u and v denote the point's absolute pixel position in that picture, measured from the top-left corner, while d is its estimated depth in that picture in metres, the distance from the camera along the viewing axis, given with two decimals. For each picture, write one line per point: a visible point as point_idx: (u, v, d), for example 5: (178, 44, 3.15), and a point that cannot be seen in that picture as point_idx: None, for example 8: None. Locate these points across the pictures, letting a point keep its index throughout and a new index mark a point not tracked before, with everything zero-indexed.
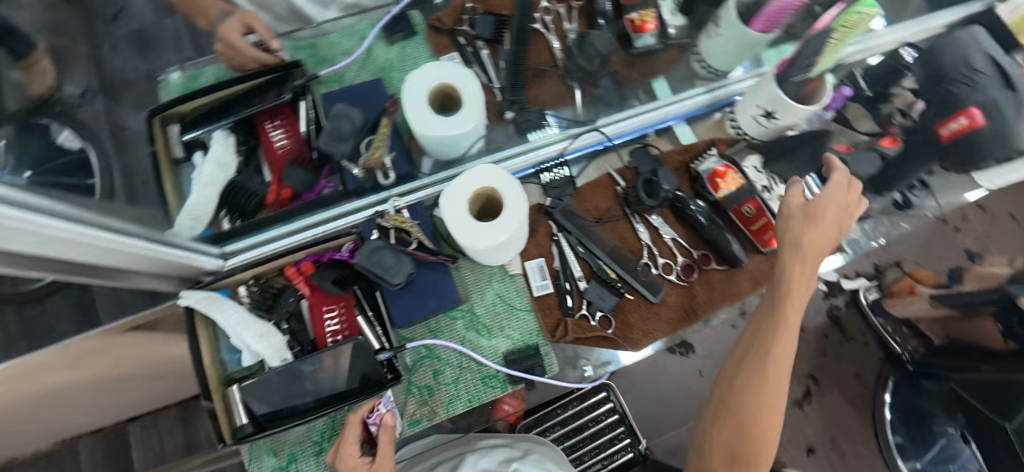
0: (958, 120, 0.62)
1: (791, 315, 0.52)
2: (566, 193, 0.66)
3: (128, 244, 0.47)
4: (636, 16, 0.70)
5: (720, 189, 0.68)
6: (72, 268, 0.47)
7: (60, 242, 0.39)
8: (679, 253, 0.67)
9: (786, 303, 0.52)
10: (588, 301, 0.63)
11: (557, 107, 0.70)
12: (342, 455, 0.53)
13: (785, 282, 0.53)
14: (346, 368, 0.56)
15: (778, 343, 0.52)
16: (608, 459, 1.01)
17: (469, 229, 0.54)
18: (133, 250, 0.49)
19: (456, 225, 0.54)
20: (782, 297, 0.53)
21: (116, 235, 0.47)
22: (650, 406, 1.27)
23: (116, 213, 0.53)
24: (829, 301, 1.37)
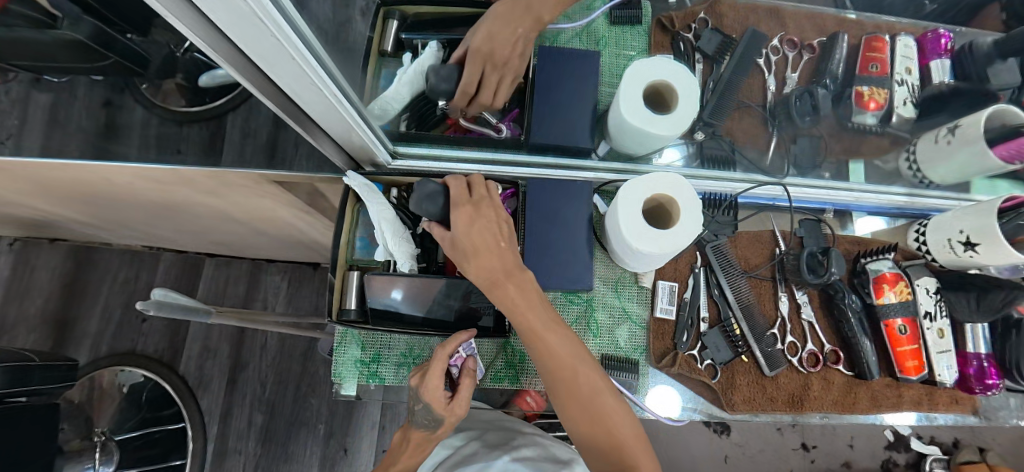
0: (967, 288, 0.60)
1: (480, 273, 0.50)
2: (723, 232, 0.65)
3: (343, 108, 0.49)
4: (866, 90, 0.67)
5: (883, 295, 0.63)
6: (290, 108, 0.49)
7: (280, 57, 0.38)
8: (811, 339, 0.64)
9: (466, 264, 0.51)
10: (702, 345, 0.62)
11: (747, 148, 0.69)
12: (427, 384, 0.54)
13: (462, 245, 0.50)
14: (466, 302, 0.58)
15: (505, 305, 0.51)
16: None
17: (637, 225, 0.53)
18: (337, 108, 0.49)
19: (624, 219, 0.54)
20: (460, 256, 0.51)
21: (343, 98, 0.49)
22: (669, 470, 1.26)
23: (350, 72, 0.56)
24: (887, 453, 1.32)
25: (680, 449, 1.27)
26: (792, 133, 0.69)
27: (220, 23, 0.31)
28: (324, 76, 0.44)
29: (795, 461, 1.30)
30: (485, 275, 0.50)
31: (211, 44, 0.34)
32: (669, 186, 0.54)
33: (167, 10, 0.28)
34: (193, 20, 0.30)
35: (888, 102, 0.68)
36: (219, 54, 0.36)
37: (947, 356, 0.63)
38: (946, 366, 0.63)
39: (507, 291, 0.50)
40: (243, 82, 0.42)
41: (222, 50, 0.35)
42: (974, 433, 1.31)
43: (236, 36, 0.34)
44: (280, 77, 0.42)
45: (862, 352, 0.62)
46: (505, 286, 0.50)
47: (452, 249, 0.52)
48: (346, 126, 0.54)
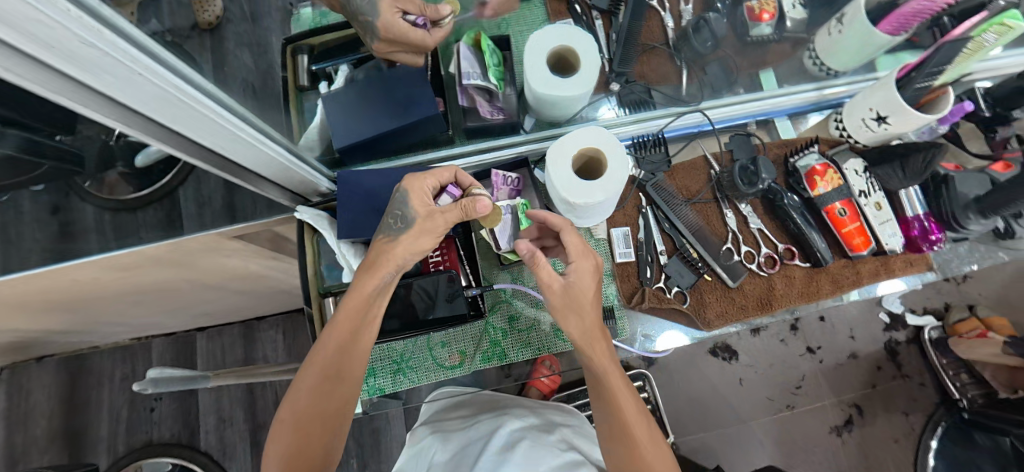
0: (822, 182, 0.66)
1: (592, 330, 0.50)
2: (659, 169, 0.69)
3: (270, 149, 0.51)
4: (755, 4, 0.70)
5: (816, 187, 0.67)
6: (220, 163, 0.48)
7: (187, 114, 0.38)
8: (763, 244, 0.67)
9: (576, 318, 0.49)
10: (666, 275, 0.65)
11: (662, 85, 0.73)
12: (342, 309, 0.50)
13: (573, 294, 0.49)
14: (435, 298, 0.60)
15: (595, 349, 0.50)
16: None
17: (579, 190, 0.56)
18: (269, 154, 0.52)
19: (568, 191, 0.56)
20: (572, 310, 0.49)
21: (268, 139, 0.52)
22: (686, 404, 1.33)
23: (265, 116, 0.58)
24: (888, 334, 1.37)
25: (696, 384, 1.34)
26: (700, 63, 0.72)
27: (103, 88, 0.31)
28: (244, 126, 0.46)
29: (805, 365, 1.36)
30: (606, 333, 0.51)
31: (126, 122, 0.36)
32: (606, 146, 0.57)
33: (69, 97, 0.30)
34: (75, 92, 0.30)
35: (778, 9, 0.71)
36: (127, 124, 0.36)
37: (890, 225, 0.67)
38: (890, 235, 0.67)
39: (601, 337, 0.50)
40: (163, 149, 0.41)
41: (128, 120, 0.35)
42: (961, 294, 1.37)
43: (126, 100, 0.33)
44: (199, 135, 0.42)
45: (812, 243, 0.65)
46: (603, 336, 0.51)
47: (562, 296, 0.50)
48: (280, 166, 0.56)
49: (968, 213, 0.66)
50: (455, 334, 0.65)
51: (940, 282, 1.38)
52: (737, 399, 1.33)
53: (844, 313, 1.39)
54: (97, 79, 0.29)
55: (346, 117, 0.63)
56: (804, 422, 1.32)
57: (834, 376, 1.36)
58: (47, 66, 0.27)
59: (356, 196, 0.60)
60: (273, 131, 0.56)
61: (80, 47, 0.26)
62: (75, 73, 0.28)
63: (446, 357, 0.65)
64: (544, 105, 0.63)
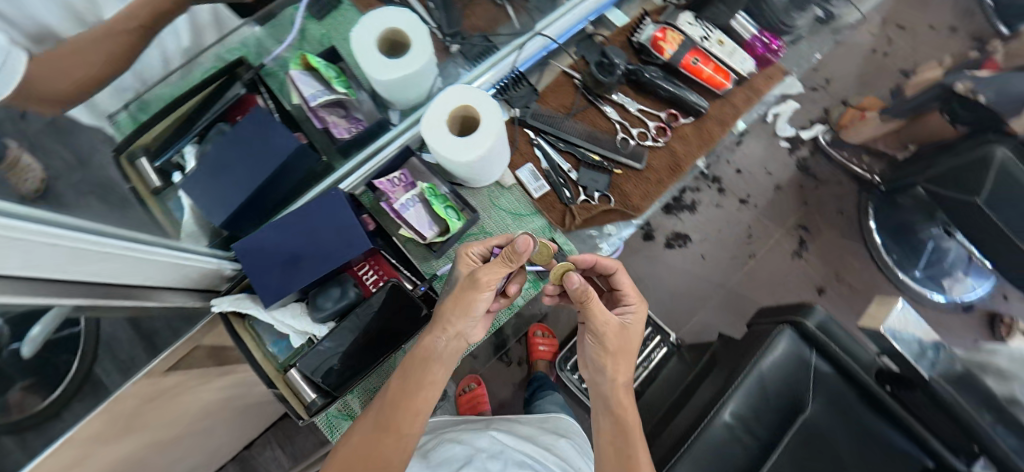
0: (668, 44, 0.71)
1: (624, 358, 0.60)
2: (531, 100, 0.72)
3: (150, 252, 0.49)
4: None
5: (665, 51, 0.71)
6: (87, 287, 0.45)
7: (51, 250, 0.37)
8: (648, 119, 0.71)
9: (612, 348, 0.58)
10: (583, 186, 0.68)
11: (496, 30, 0.73)
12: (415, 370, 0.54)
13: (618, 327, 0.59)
14: (389, 313, 0.60)
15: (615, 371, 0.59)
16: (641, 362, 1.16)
17: (464, 147, 0.58)
18: (151, 258, 0.50)
19: (458, 152, 0.57)
20: (614, 339, 0.58)
21: (144, 244, 0.50)
22: (672, 299, 1.40)
23: (129, 219, 0.55)
24: (795, 155, 1.51)
25: (672, 278, 1.42)
26: None
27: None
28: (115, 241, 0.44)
29: (748, 214, 1.47)
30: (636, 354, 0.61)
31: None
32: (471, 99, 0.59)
33: None
34: None
35: None
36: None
37: (737, 54, 0.74)
38: (741, 62, 0.74)
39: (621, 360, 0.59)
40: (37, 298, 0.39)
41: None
42: (833, 94, 1.55)
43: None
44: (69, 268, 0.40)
45: (686, 98, 0.71)
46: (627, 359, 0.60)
47: (607, 327, 0.58)
48: (167, 265, 0.54)
49: (790, 14, 0.77)
50: None
51: (812, 93, 1.55)
52: (710, 273, 1.42)
53: (756, 158, 1.50)
54: None
55: (210, 190, 0.59)
56: (770, 261, 1.44)
57: (773, 211, 1.47)
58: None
59: (266, 259, 0.58)
60: (144, 234, 0.53)
61: None
62: None
63: None
64: (399, 89, 0.63)
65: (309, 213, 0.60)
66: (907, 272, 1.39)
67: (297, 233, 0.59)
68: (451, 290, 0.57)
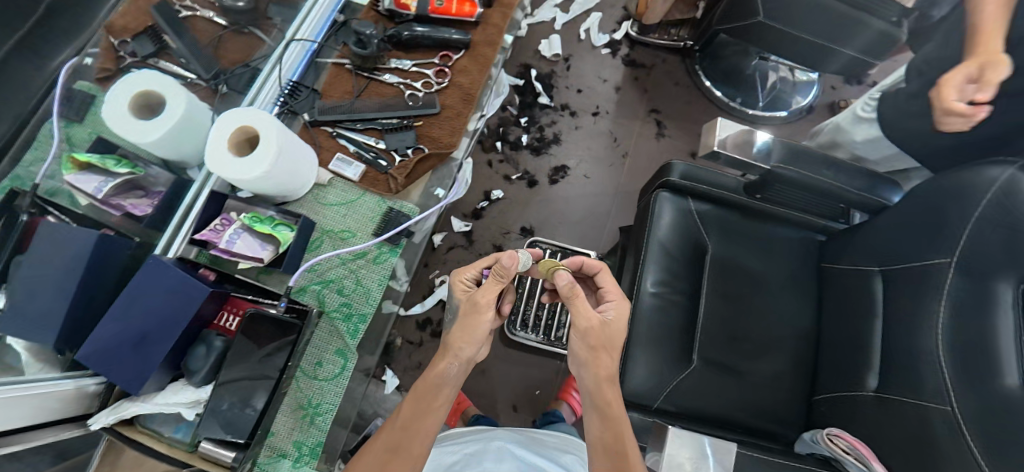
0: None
1: (613, 354, 0.70)
2: (314, 101, 0.74)
3: None
4: None
5: (408, 6, 0.76)
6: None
7: None
8: (425, 68, 0.76)
9: (602, 351, 0.69)
10: (394, 149, 0.73)
11: (252, 55, 0.83)
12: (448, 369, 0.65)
13: (608, 328, 0.70)
14: (266, 340, 0.61)
15: (602, 373, 0.68)
16: None
17: (253, 162, 0.61)
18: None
19: (250, 169, 0.61)
20: (602, 342, 0.69)
21: None
22: (579, 224, 1.53)
23: None
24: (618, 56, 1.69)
25: (572, 206, 1.54)
26: None
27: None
28: None
29: (604, 123, 1.62)
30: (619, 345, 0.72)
31: None
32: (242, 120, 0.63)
33: None
34: None
35: None
36: None
37: None
38: None
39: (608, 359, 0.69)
40: None
41: None
42: None
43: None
44: None
45: (448, 35, 0.76)
46: (610, 357, 0.70)
47: (594, 329, 0.69)
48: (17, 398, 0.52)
49: None
50: (317, 347, 0.67)
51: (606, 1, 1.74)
52: (600, 187, 1.56)
53: (586, 72, 1.66)
54: None
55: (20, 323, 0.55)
56: (642, 151, 1.61)
57: (625, 111, 1.64)
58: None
59: (120, 352, 0.57)
60: None
61: None
62: None
63: (330, 369, 0.66)
64: (173, 149, 0.67)
65: (142, 290, 0.59)
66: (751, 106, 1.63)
67: (138, 314, 0.58)
68: (455, 315, 0.69)
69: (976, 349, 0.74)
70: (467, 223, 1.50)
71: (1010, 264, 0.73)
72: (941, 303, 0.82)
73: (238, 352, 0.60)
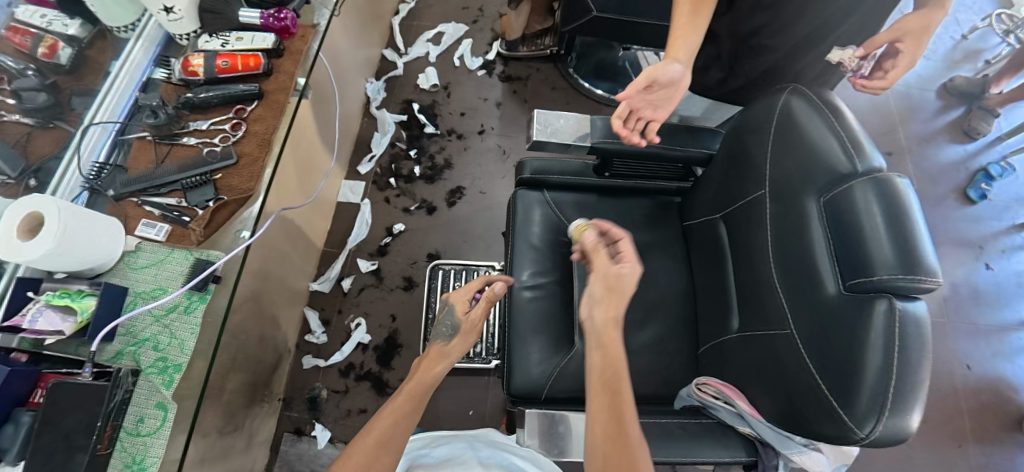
0: (194, 61, 0.82)
1: (602, 323, 0.78)
2: (118, 177, 0.78)
3: None
4: (42, 48, 0.84)
5: (196, 71, 0.82)
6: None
7: None
8: (221, 123, 0.82)
9: (609, 307, 0.78)
10: (195, 204, 0.77)
11: (61, 143, 0.81)
12: (454, 350, 0.87)
13: (623, 262, 0.80)
14: (73, 409, 0.61)
15: (602, 351, 0.76)
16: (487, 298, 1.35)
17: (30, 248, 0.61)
18: None
19: (30, 252, 0.61)
20: (625, 273, 0.80)
21: None
22: (485, 242, 1.47)
23: None
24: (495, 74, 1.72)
25: None
26: (66, 106, 0.84)
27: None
28: None
29: None
30: (603, 318, 0.78)
31: None
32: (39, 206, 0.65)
33: None
34: None
35: (60, 36, 0.86)
36: None
37: (257, 36, 0.85)
38: (262, 37, 0.85)
39: (605, 344, 0.76)
40: None
41: None
42: None
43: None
44: None
45: (237, 93, 0.82)
46: (605, 344, 0.76)
47: (603, 279, 0.80)
48: None
49: None
50: (137, 404, 0.68)
51: None
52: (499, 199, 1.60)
53: (467, 96, 1.68)
54: None
55: None
56: None
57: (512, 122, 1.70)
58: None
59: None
60: None
61: None
62: None
63: (151, 423, 0.68)
64: None
65: None
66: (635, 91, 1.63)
67: None
68: (456, 328, 0.89)
69: (803, 268, 0.75)
70: (374, 261, 1.43)
71: (806, 180, 0.76)
72: (767, 231, 0.84)
73: (47, 420, 0.60)
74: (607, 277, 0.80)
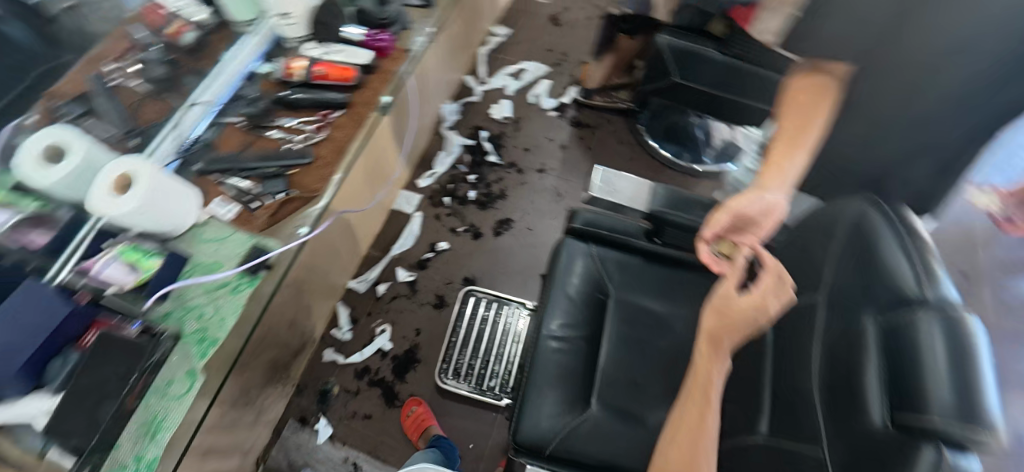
0: (295, 65, 0.89)
1: (696, 380, 0.70)
2: (206, 153, 0.85)
3: None
4: (170, 29, 0.94)
5: (295, 73, 0.88)
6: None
7: None
8: (307, 124, 0.87)
9: (704, 369, 0.69)
10: (267, 193, 0.82)
11: (167, 114, 0.89)
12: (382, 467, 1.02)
13: (722, 310, 0.68)
14: (117, 357, 0.65)
15: (692, 391, 0.71)
16: (514, 336, 1.35)
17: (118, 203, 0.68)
18: None
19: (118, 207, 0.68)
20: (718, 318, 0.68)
21: None
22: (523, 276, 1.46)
23: None
24: (565, 118, 1.70)
25: None
26: (179, 82, 0.93)
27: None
28: None
29: None
30: (702, 369, 0.70)
31: None
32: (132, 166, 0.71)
33: None
34: None
35: (190, 22, 0.96)
36: None
37: (354, 51, 0.91)
38: (359, 54, 0.91)
39: (697, 389, 0.70)
40: None
41: None
42: None
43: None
44: None
45: (328, 99, 0.88)
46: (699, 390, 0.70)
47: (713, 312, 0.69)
48: None
49: None
50: (170, 367, 0.71)
51: None
52: None
53: (534, 134, 1.66)
54: None
55: None
56: None
57: None
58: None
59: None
60: None
61: None
62: None
63: (180, 387, 0.71)
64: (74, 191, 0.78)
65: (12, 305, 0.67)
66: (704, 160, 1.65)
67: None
68: None
69: (851, 389, 0.57)
70: (412, 273, 1.46)
71: (867, 296, 0.59)
72: (814, 342, 0.70)
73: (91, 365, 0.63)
74: (713, 312, 0.69)
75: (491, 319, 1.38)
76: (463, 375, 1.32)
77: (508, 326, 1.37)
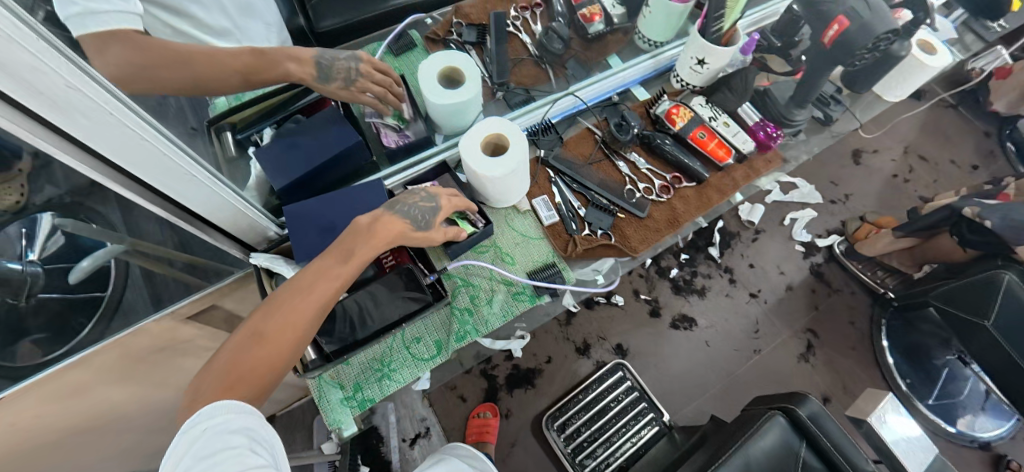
0: (676, 113, 0.83)
1: None
2: (556, 146, 0.84)
3: (221, 190, 0.61)
4: (585, 10, 0.88)
5: (676, 123, 0.82)
6: (172, 206, 0.59)
7: (138, 146, 0.48)
8: (655, 177, 0.82)
9: None
10: (588, 222, 0.78)
11: (538, 86, 0.89)
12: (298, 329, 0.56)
13: None
14: (398, 293, 0.66)
15: None
16: (636, 436, 1.31)
17: (486, 162, 0.68)
18: (214, 188, 0.60)
19: (486, 166, 0.68)
20: None
21: (217, 178, 0.61)
22: (669, 385, 1.43)
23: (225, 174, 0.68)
24: (809, 260, 1.60)
25: (675, 358, 1.46)
26: (560, 61, 0.90)
27: (56, 125, 0.41)
28: (193, 163, 0.55)
29: (755, 310, 1.53)
30: None
31: (81, 158, 0.46)
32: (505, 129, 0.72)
33: (34, 134, 0.41)
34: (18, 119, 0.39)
35: (603, 11, 0.89)
36: (75, 158, 0.45)
37: (741, 134, 0.84)
38: (742, 140, 0.84)
39: None
40: (117, 187, 0.52)
41: (74, 153, 0.45)
42: (850, 209, 1.67)
43: (81, 137, 0.44)
44: (159, 176, 0.53)
45: (687, 165, 0.81)
46: None
47: None
48: (233, 210, 0.66)
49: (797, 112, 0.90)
50: (429, 328, 0.71)
51: (830, 206, 1.68)
52: (710, 360, 1.46)
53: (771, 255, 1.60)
54: (66, 117, 0.41)
55: (282, 161, 0.70)
56: (773, 359, 1.47)
57: (780, 310, 1.53)
58: (4, 96, 0.36)
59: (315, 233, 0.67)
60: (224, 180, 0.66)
61: (45, 78, 0.37)
62: (26, 102, 0.38)
63: (423, 351, 0.70)
64: (443, 120, 0.81)
65: (357, 197, 0.70)
66: (922, 399, 1.41)
67: (339, 205, 0.69)
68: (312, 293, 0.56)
69: None
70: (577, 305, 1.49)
71: None
72: None
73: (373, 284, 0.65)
74: None
75: (622, 404, 1.36)
76: (566, 434, 1.33)
77: (634, 422, 1.33)
